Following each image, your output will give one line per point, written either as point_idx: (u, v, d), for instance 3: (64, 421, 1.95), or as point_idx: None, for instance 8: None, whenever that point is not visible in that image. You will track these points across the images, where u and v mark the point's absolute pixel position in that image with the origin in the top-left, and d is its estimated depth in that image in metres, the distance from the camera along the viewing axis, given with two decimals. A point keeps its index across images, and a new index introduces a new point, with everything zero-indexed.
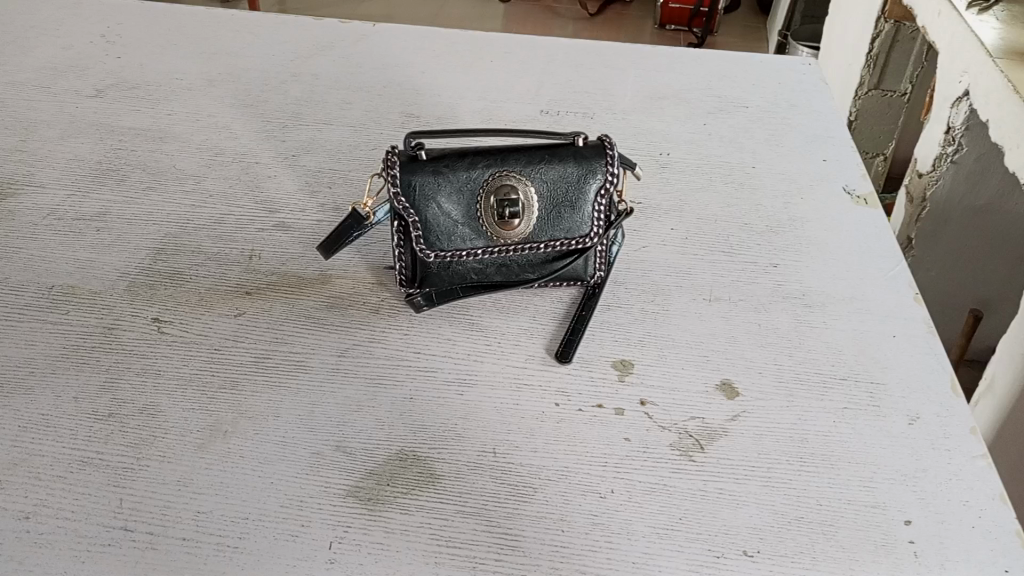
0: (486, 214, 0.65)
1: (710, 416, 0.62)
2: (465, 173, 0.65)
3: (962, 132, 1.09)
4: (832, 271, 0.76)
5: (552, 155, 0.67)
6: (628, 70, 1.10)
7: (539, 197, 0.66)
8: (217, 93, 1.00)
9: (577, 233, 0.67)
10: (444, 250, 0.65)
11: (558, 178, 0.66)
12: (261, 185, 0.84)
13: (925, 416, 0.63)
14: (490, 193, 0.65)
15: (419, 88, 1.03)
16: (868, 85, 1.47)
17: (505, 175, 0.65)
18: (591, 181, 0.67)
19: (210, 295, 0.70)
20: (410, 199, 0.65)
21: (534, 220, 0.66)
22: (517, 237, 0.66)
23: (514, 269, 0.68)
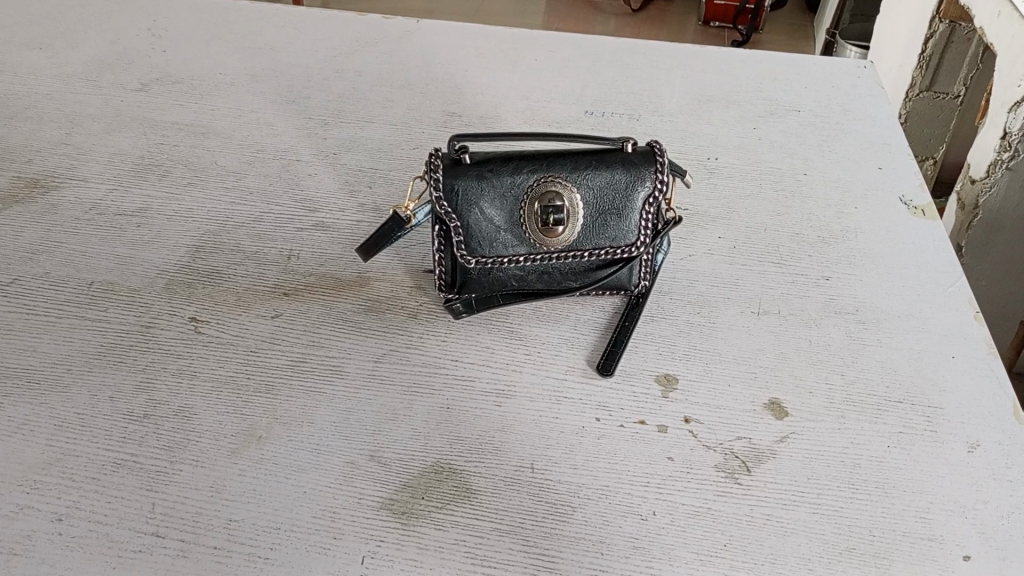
0: (530, 220, 0.64)
1: (758, 437, 0.59)
2: (509, 178, 0.63)
3: (1019, 138, 1.08)
4: (888, 287, 0.73)
5: (600, 160, 0.65)
6: (675, 70, 1.08)
7: (585, 204, 0.64)
8: (260, 89, 0.99)
9: (622, 241, 0.65)
10: (484, 257, 0.64)
11: (605, 185, 0.64)
12: (301, 183, 0.84)
13: (986, 444, 0.60)
14: (534, 199, 0.63)
15: (462, 86, 1.02)
16: (920, 86, 1.43)
17: (551, 180, 0.63)
18: (639, 188, 0.65)
19: (247, 296, 0.70)
20: (452, 203, 0.63)
21: (578, 228, 0.64)
22: (560, 243, 0.64)
23: (556, 277, 0.66)
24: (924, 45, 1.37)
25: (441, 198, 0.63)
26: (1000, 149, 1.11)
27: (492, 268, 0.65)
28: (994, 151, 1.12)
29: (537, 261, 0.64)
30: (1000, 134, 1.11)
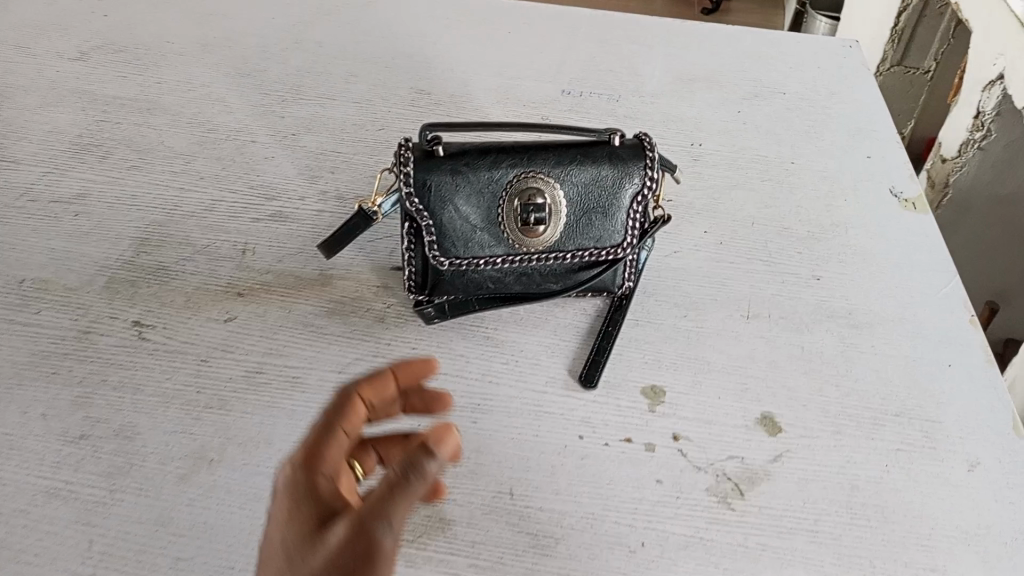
0: (509, 219, 0.59)
1: (751, 456, 0.56)
2: (487, 173, 0.58)
3: (990, 118, 1.06)
4: (881, 287, 0.70)
5: (585, 154, 0.60)
6: (655, 46, 1.02)
7: (568, 202, 0.59)
8: (212, 60, 0.92)
9: (607, 242, 0.60)
10: (458, 258, 0.59)
11: (590, 181, 0.59)
12: (256, 167, 0.77)
13: (987, 462, 0.57)
14: (514, 196, 0.58)
15: (430, 60, 0.95)
16: (891, 61, 1.42)
17: (532, 176, 0.58)
18: (627, 185, 0.60)
19: (197, 296, 0.64)
20: (423, 199, 0.57)
21: (561, 226, 0.59)
22: (541, 244, 0.59)
23: (535, 280, 0.61)
24: (897, 20, 1.34)
25: (411, 193, 0.57)
26: (971, 129, 1.09)
27: (467, 270, 0.59)
28: (965, 130, 1.10)
29: (516, 263, 0.59)
30: (973, 113, 1.08)
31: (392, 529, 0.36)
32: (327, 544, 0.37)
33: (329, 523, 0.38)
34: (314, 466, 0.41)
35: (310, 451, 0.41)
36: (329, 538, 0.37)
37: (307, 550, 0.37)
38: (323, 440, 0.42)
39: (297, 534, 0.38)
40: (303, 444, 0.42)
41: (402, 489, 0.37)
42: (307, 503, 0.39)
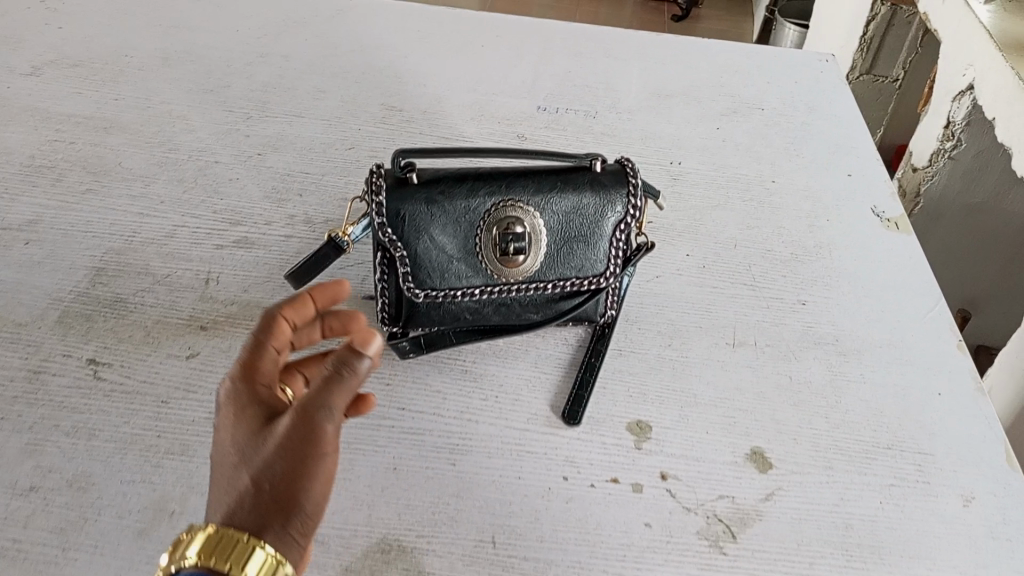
0: (487, 249, 0.56)
1: (741, 495, 0.54)
2: (463, 201, 0.56)
3: (961, 127, 1.06)
4: (867, 311, 0.68)
5: (566, 181, 0.57)
6: (630, 60, 1.00)
7: (549, 230, 0.57)
8: (173, 75, 0.88)
9: (589, 271, 0.58)
10: (433, 290, 0.56)
11: (571, 209, 0.57)
12: (220, 190, 0.74)
13: (981, 495, 0.55)
14: (492, 225, 0.55)
15: (401, 75, 0.92)
16: (860, 70, 1.41)
17: (511, 204, 0.56)
18: (609, 212, 0.57)
19: (157, 330, 0.60)
20: (397, 229, 0.55)
21: (541, 256, 0.57)
22: (521, 274, 0.56)
23: (515, 311, 0.58)
24: (866, 28, 1.34)
25: (384, 223, 0.54)
26: (942, 138, 1.08)
27: (443, 302, 0.57)
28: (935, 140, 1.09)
29: (494, 295, 0.56)
30: (943, 123, 1.07)
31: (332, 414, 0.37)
32: (275, 437, 0.38)
33: (276, 418, 0.39)
34: (251, 371, 0.41)
35: (245, 356, 0.42)
36: (279, 430, 0.38)
37: (261, 443, 0.38)
38: (258, 346, 0.43)
39: (247, 431, 0.39)
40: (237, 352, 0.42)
41: (336, 385, 0.38)
42: (251, 405, 0.40)
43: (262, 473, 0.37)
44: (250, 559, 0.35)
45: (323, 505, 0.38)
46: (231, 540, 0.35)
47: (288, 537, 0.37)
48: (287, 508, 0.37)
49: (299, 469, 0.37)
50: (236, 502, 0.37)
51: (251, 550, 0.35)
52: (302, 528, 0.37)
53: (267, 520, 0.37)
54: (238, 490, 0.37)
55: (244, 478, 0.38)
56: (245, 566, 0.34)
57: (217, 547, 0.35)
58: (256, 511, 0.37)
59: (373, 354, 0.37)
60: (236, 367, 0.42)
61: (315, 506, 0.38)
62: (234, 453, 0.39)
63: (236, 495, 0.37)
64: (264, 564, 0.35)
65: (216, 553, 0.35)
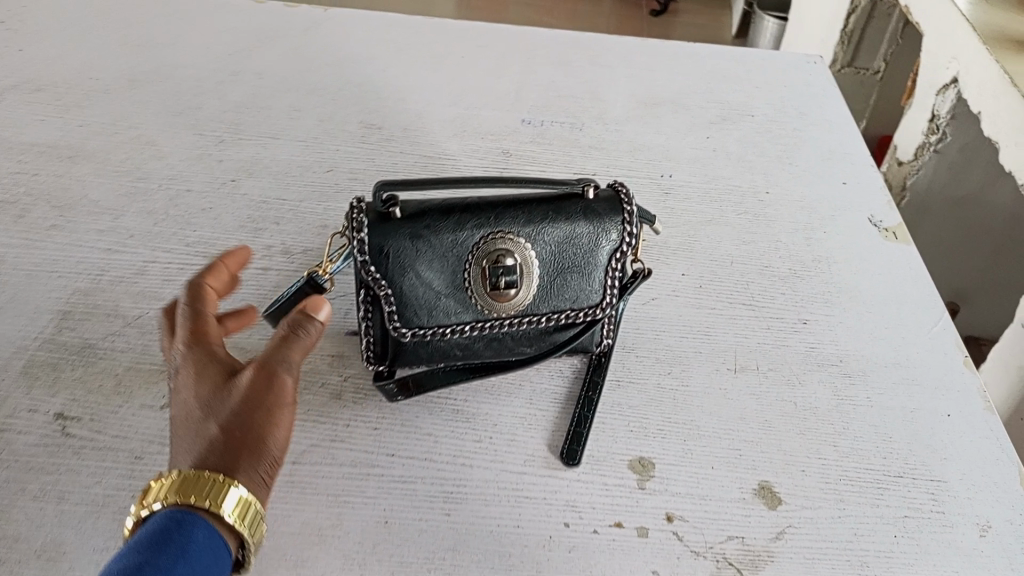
0: (477, 283, 0.53)
1: (751, 535, 0.51)
2: (450, 235, 0.53)
3: (946, 121, 1.05)
4: (871, 329, 0.66)
5: (558, 210, 0.54)
6: (615, 67, 0.97)
7: (541, 262, 0.54)
8: (140, 97, 0.84)
9: (584, 302, 0.55)
10: (420, 328, 0.53)
11: (564, 239, 0.54)
12: (193, 221, 0.70)
13: (998, 524, 0.53)
14: (480, 258, 0.53)
15: (380, 90, 0.89)
16: (842, 62, 1.41)
17: (500, 236, 0.53)
18: (604, 241, 0.55)
19: (128, 378, 0.57)
20: (380, 267, 0.52)
21: (534, 289, 0.54)
22: (513, 308, 0.54)
23: (507, 345, 0.56)
24: (847, 22, 1.33)
25: (366, 261, 0.52)
26: (927, 131, 1.07)
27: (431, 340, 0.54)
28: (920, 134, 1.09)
29: (485, 331, 0.54)
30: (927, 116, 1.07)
31: (292, 367, 0.42)
32: (236, 391, 0.41)
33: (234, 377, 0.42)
34: (202, 340, 0.44)
35: (195, 327, 0.45)
36: (242, 384, 0.41)
37: (223, 396, 0.41)
38: (203, 319, 0.46)
39: (208, 388, 0.42)
40: (184, 323, 0.45)
41: (294, 343, 0.42)
42: (207, 366, 0.43)
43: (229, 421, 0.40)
44: (226, 495, 0.37)
45: (283, 453, 0.42)
46: (206, 480, 0.37)
47: (257, 477, 0.40)
48: (254, 450, 0.40)
49: (264, 417, 0.40)
50: (207, 449, 0.39)
51: (227, 488, 0.37)
52: (267, 470, 0.40)
53: (233, 463, 0.39)
54: (206, 439, 0.40)
55: (211, 428, 0.40)
56: (222, 503, 0.37)
57: (192, 487, 0.37)
58: (222, 455, 0.39)
59: (327, 317, 0.43)
60: (185, 337, 0.44)
61: (279, 450, 0.41)
62: (195, 410, 0.41)
63: (203, 443, 0.40)
64: (239, 501, 0.37)
65: (192, 492, 0.37)
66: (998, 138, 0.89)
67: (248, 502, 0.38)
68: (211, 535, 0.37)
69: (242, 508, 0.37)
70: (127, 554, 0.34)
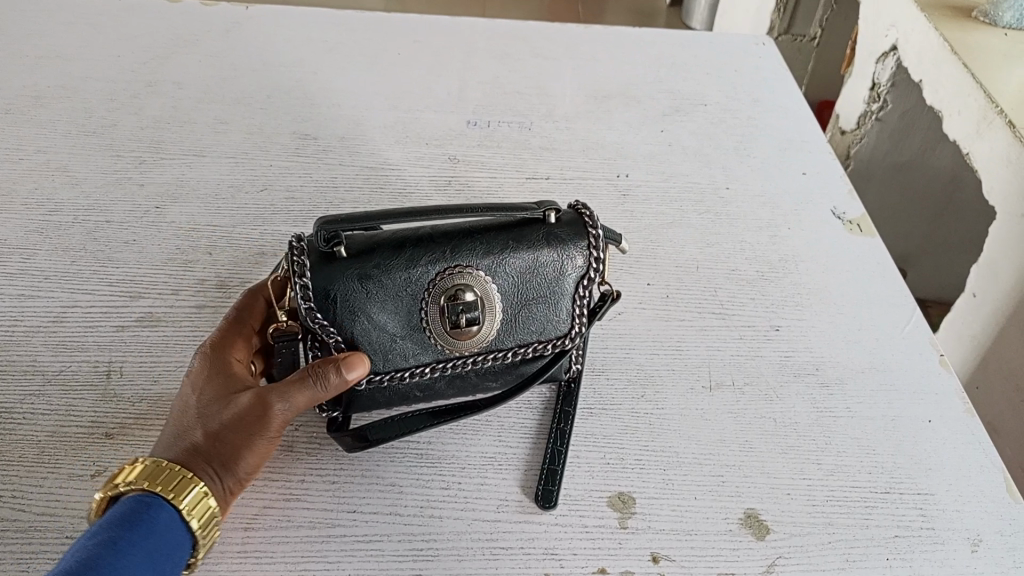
0: (434, 321, 0.48)
1: (741, 571, 0.48)
2: (403, 273, 0.48)
3: (888, 89, 1.05)
4: (843, 332, 0.64)
5: (519, 237, 0.50)
6: (561, 58, 0.93)
7: (504, 294, 0.50)
8: (47, 116, 0.77)
9: (552, 333, 0.51)
10: (376, 374, 0.49)
11: (527, 267, 0.50)
12: (116, 256, 0.64)
13: (988, 537, 0.51)
14: (437, 295, 0.48)
15: (313, 96, 0.83)
16: (779, 30, 1.40)
17: (458, 269, 0.48)
18: (570, 267, 0.51)
19: (52, 446, 0.51)
20: (328, 312, 0.47)
21: (498, 323, 0.50)
22: (475, 344, 0.49)
23: (472, 383, 0.52)
24: None
25: (311, 307, 0.46)
26: (868, 100, 1.08)
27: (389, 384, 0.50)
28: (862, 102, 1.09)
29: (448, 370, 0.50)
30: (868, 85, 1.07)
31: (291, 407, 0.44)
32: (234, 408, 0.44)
33: (238, 390, 0.45)
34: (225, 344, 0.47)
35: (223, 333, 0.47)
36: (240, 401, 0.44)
37: (219, 406, 0.44)
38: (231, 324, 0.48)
39: (212, 391, 0.44)
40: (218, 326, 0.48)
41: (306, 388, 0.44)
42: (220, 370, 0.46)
43: (215, 429, 0.43)
44: (190, 491, 0.41)
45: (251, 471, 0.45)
46: (176, 473, 0.41)
47: (221, 488, 0.43)
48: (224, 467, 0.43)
49: (245, 436, 0.44)
50: (188, 451, 0.43)
51: (191, 488, 0.41)
52: (231, 483, 0.44)
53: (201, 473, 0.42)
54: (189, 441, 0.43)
55: (197, 432, 0.43)
56: (184, 497, 0.40)
57: (162, 476, 0.41)
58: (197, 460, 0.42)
59: (354, 376, 0.45)
60: (214, 339, 0.47)
61: (247, 470, 0.44)
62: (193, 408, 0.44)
63: (186, 442, 0.43)
64: (199, 500, 0.41)
65: (161, 481, 0.40)
66: (942, 109, 0.89)
67: (208, 509, 0.41)
68: (173, 524, 0.40)
69: (200, 508, 0.41)
70: (97, 531, 0.38)
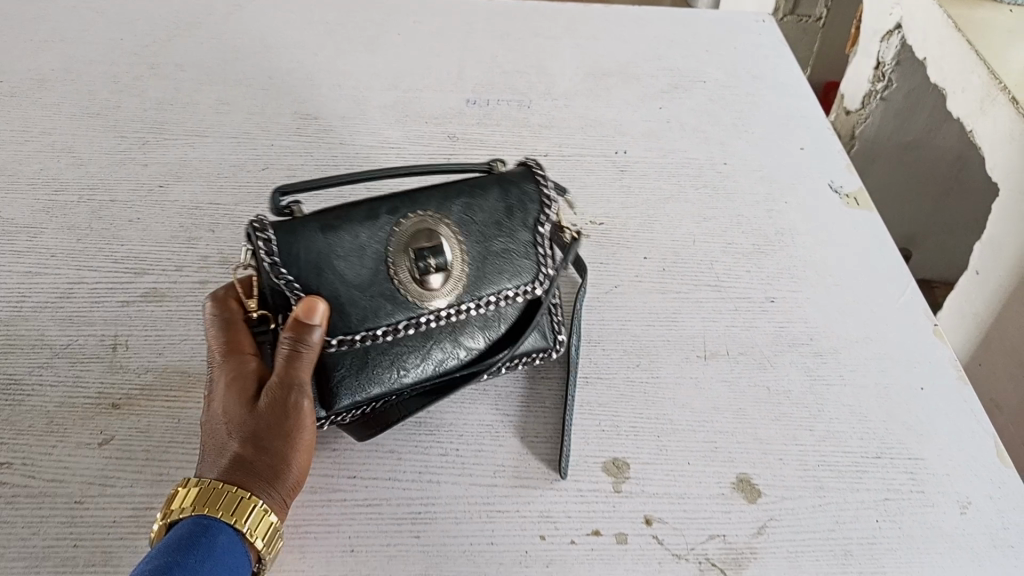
0: (404, 271, 0.48)
1: (733, 532, 0.50)
2: (363, 228, 0.48)
3: (892, 67, 1.05)
4: (838, 303, 0.65)
5: (473, 189, 0.51)
6: (560, 38, 0.94)
7: (466, 243, 0.50)
8: (52, 99, 0.78)
9: (523, 276, 0.50)
10: (351, 334, 0.46)
11: (493, 217, 0.51)
12: (120, 234, 0.65)
13: (977, 500, 0.52)
14: (401, 247, 0.48)
15: (314, 77, 0.84)
16: (784, 11, 1.40)
17: (416, 219, 0.49)
18: (526, 211, 0.52)
19: (61, 416, 0.53)
20: (294, 268, 0.46)
21: (464, 271, 0.49)
22: (445, 294, 0.48)
23: (458, 349, 0.50)
24: None
25: (276, 263, 0.45)
26: (873, 79, 1.07)
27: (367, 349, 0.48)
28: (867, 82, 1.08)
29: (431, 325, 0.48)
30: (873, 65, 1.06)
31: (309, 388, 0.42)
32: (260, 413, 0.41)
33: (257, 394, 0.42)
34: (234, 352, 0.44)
35: (227, 337, 0.45)
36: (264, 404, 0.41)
37: (247, 414, 0.41)
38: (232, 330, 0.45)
39: (235, 401, 0.42)
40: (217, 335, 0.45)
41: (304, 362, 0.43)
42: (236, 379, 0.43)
43: (256, 436, 0.40)
44: (250, 510, 0.38)
45: (299, 474, 0.42)
46: (234, 493, 0.38)
47: (276, 499, 0.40)
48: (271, 474, 0.40)
49: (284, 438, 0.41)
50: (231, 467, 0.40)
51: (251, 505, 0.38)
52: (285, 491, 0.41)
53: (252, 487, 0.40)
54: (233, 456, 0.40)
55: (234, 445, 0.40)
56: (245, 517, 0.38)
57: (218, 496, 0.38)
58: (244, 475, 0.39)
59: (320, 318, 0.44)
60: (220, 344, 0.44)
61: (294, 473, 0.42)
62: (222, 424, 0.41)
63: (225, 458, 0.40)
64: (260, 519, 0.39)
65: (218, 502, 0.38)
66: (947, 87, 0.89)
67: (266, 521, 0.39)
68: (234, 545, 0.38)
69: (262, 526, 0.39)
70: (154, 556, 0.35)
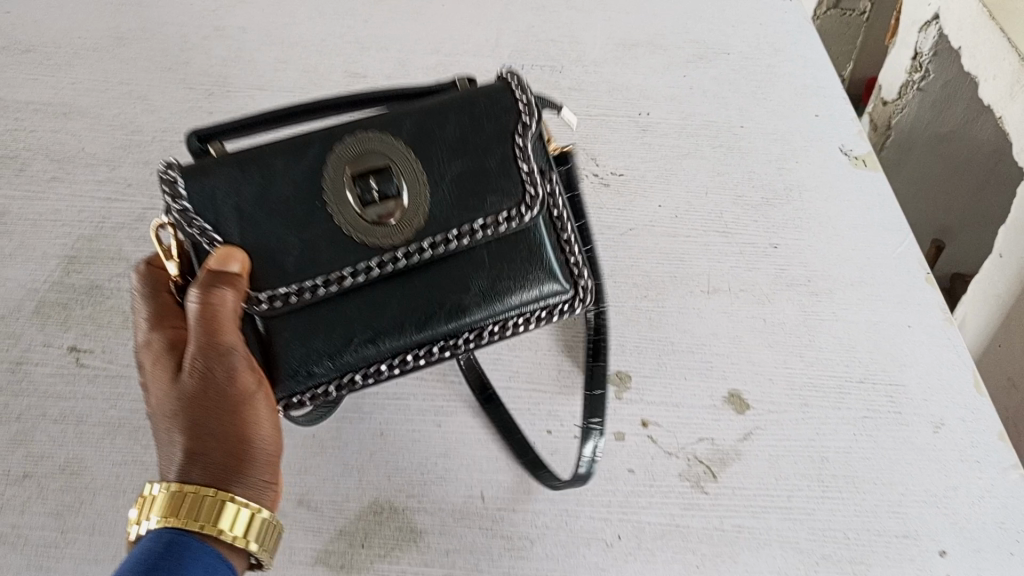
0: (345, 207, 0.46)
1: (721, 437, 0.56)
2: (308, 159, 0.46)
3: (928, 58, 1.06)
4: (835, 251, 0.70)
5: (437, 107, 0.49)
6: (593, 11, 0.99)
7: (427, 166, 0.47)
8: (129, 54, 0.86)
9: (506, 201, 0.49)
10: (292, 287, 0.45)
11: (458, 131, 0.48)
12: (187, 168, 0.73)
13: (949, 421, 0.57)
14: (340, 175, 0.46)
15: (363, 41, 0.91)
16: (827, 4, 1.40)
17: (358, 140, 0.46)
18: (501, 126, 0.49)
19: None
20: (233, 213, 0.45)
21: (420, 197, 0.47)
22: (401, 224, 0.47)
23: (443, 295, 0.48)
24: None
25: (186, 210, 0.44)
26: (911, 70, 1.09)
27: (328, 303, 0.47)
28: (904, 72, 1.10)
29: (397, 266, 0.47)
30: (910, 55, 1.08)
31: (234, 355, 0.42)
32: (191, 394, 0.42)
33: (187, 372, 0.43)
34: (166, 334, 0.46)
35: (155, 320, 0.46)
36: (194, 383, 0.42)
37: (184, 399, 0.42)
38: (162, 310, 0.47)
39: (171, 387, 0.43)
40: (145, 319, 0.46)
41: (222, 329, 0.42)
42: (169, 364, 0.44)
43: (196, 422, 0.42)
44: (224, 513, 0.40)
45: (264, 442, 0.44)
46: (204, 501, 0.40)
47: (245, 474, 0.42)
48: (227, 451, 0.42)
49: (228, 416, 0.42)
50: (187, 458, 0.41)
51: (224, 509, 0.40)
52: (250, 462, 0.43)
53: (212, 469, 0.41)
54: (181, 450, 0.42)
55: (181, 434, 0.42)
56: (219, 522, 0.40)
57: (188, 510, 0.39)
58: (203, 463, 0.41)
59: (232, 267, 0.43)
60: (150, 324, 0.46)
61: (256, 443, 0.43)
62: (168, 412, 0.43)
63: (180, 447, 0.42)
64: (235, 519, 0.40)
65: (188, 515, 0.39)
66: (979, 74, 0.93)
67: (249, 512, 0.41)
68: (211, 554, 0.39)
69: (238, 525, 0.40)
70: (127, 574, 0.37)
